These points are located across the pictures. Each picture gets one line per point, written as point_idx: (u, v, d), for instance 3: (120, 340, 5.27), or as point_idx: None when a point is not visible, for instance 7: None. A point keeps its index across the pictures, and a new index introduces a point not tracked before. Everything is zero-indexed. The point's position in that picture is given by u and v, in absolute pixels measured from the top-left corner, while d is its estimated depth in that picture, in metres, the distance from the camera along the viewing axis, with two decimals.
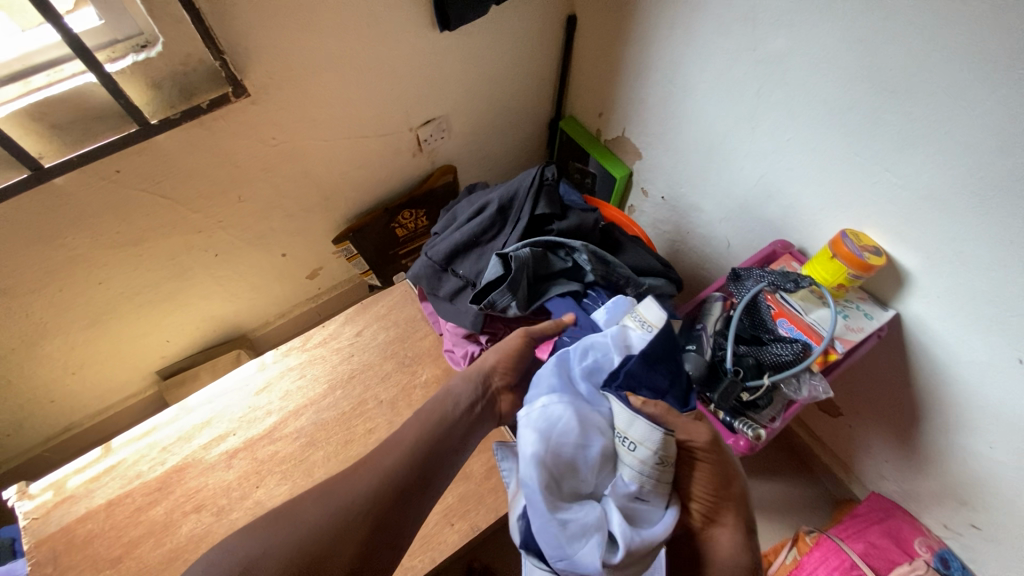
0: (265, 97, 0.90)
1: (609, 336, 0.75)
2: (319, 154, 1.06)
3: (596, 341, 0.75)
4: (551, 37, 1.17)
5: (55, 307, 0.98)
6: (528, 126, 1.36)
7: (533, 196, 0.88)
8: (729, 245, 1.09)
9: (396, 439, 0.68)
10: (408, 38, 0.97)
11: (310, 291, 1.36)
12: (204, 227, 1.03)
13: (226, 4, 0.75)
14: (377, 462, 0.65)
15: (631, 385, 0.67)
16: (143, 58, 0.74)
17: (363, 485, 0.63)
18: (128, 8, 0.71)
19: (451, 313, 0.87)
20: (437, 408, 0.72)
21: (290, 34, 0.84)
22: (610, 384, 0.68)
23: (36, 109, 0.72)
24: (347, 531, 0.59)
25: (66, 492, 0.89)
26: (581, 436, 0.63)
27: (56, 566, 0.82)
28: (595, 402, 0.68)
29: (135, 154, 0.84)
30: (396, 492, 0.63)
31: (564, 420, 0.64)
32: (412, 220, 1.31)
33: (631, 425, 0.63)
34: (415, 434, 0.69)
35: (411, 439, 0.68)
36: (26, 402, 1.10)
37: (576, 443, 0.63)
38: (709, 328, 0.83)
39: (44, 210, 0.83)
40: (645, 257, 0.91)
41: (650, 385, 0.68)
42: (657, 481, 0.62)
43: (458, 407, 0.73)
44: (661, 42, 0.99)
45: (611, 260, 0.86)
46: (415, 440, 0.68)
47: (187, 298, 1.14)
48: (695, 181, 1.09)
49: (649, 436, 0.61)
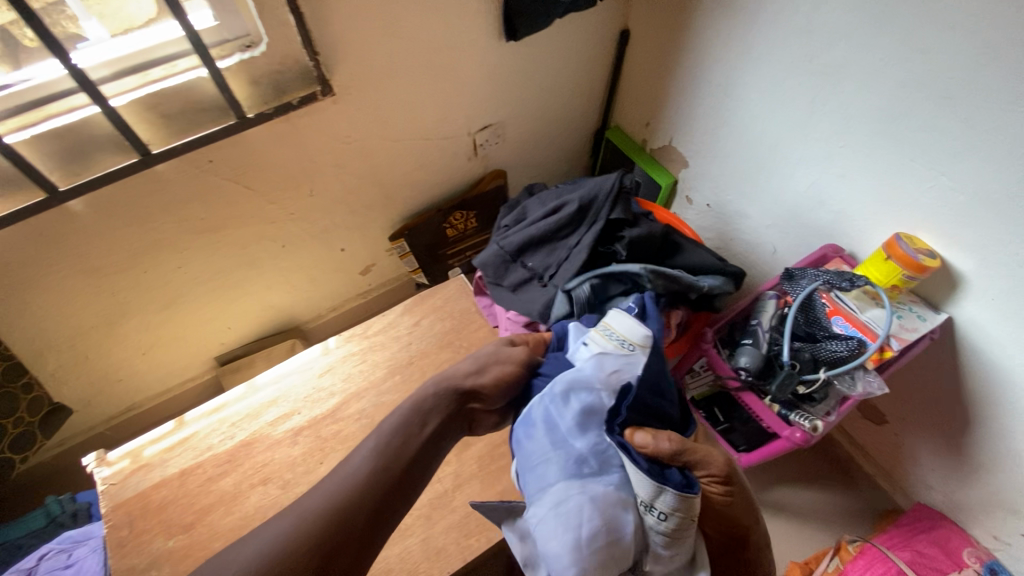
0: (345, 97, 0.97)
1: (594, 371, 0.69)
2: (386, 153, 1.12)
3: (581, 377, 0.69)
4: (604, 50, 1.23)
5: (137, 288, 1.04)
6: (575, 135, 1.41)
7: (612, 200, 0.86)
8: (775, 251, 1.12)
9: (374, 441, 0.66)
10: (476, 47, 1.04)
11: (361, 286, 1.42)
12: (276, 218, 1.09)
13: (324, 9, 0.83)
14: (357, 458, 0.65)
15: (636, 420, 0.64)
16: (247, 56, 0.82)
17: (340, 480, 0.62)
18: (239, 10, 0.79)
19: (515, 305, 0.87)
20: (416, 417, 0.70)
21: (375, 39, 0.91)
22: (614, 431, 0.62)
23: (151, 99, 0.80)
24: (321, 527, 0.57)
25: (142, 460, 0.94)
26: (610, 529, 0.56)
27: (132, 530, 0.87)
28: (603, 473, 0.60)
29: (228, 145, 0.91)
30: (371, 493, 0.61)
31: (586, 519, 0.56)
32: (463, 221, 1.36)
33: (656, 497, 0.57)
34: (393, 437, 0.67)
35: (390, 442, 0.66)
36: (99, 379, 1.16)
37: (609, 529, 0.57)
38: (765, 323, 0.85)
39: (143, 194, 0.90)
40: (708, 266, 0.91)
41: (657, 414, 0.65)
42: (689, 541, 0.58)
43: (421, 423, 0.69)
44: (716, 55, 1.04)
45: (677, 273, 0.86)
46: (393, 443, 0.66)
47: (252, 286, 1.20)
48: (743, 189, 1.13)
49: (677, 504, 0.56)
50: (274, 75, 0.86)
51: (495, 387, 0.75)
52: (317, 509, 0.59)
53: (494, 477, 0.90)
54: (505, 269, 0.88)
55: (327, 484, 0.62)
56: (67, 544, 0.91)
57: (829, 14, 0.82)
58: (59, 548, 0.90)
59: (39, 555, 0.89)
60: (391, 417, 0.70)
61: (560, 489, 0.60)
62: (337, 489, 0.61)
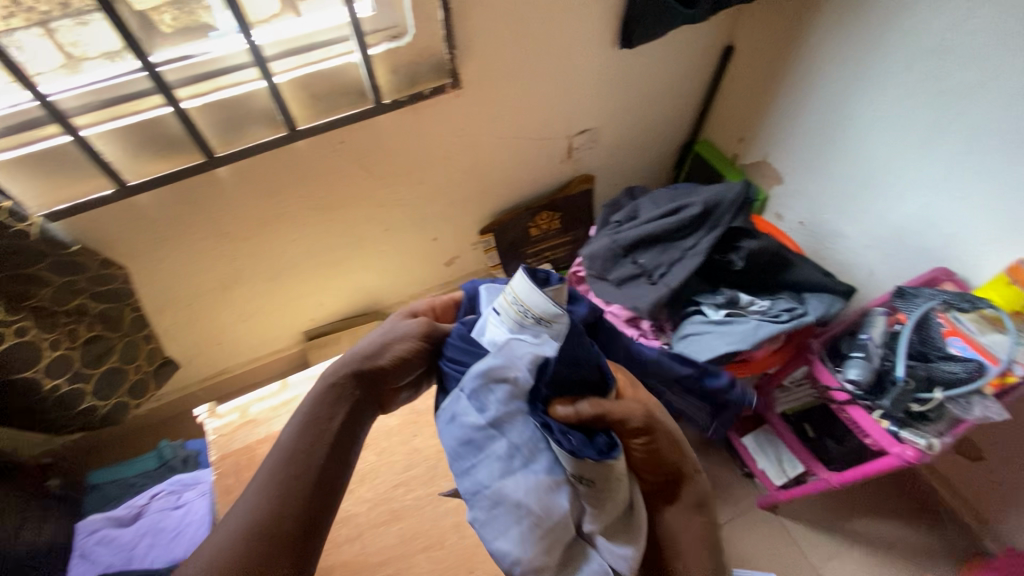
0: (468, 91, 1.02)
1: (495, 353, 0.56)
2: (490, 149, 1.17)
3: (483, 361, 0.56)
4: (706, 64, 1.26)
5: (254, 256, 1.11)
6: (664, 147, 1.44)
7: (737, 209, 0.86)
8: (872, 273, 1.11)
9: (277, 453, 0.56)
10: (591, 52, 1.08)
11: (443, 277, 1.47)
12: (384, 202, 1.16)
13: (467, 8, 0.89)
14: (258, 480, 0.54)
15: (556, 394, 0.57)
16: (393, 46, 0.89)
17: (250, 504, 0.52)
18: (393, 3, 0.85)
19: (618, 296, 0.90)
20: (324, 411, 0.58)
21: (504, 39, 0.97)
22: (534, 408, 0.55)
23: (305, 79, 0.86)
24: (238, 561, 0.49)
25: (249, 416, 0.99)
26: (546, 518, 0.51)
27: (238, 479, 0.91)
28: (531, 462, 0.52)
29: (359, 128, 0.97)
30: (290, 505, 0.52)
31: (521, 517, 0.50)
32: (548, 221, 1.40)
33: (581, 467, 0.52)
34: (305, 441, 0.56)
35: (298, 447, 0.56)
36: (203, 340, 1.23)
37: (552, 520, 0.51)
38: (875, 339, 0.84)
39: (279, 168, 0.97)
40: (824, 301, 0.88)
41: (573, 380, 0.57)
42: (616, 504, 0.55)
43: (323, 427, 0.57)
44: (831, 73, 1.05)
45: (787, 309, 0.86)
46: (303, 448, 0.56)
47: (350, 266, 1.27)
48: (843, 208, 1.13)
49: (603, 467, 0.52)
50: (412, 66, 0.93)
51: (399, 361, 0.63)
52: (232, 531, 0.51)
53: None
54: (614, 261, 0.91)
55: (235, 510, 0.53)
56: (177, 486, 0.99)
57: (963, 37, 0.82)
58: (169, 489, 0.98)
59: (152, 494, 0.98)
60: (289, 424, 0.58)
61: (495, 489, 0.52)
62: (249, 514, 0.52)
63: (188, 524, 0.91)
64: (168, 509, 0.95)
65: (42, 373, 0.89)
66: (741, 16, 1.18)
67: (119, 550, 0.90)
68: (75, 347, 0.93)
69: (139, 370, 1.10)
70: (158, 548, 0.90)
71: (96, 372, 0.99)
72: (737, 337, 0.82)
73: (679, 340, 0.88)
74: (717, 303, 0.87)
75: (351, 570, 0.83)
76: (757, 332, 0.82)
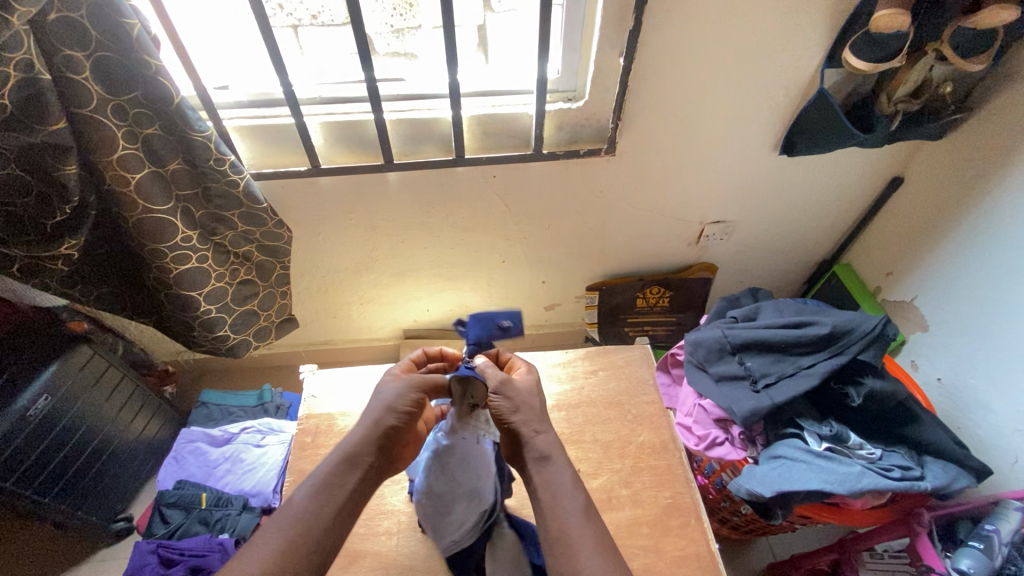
0: (618, 159, 1.08)
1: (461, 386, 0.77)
2: (621, 215, 1.22)
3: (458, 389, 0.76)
4: (866, 190, 1.22)
5: (390, 252, 1.25)
6: (800, 257, 1.40)
7: (868, 342, 0.84)
8: (1016, 464, 0.97)
9: (298, 508, 0.63)
10: (748, 149, 1.10)
11: (540, 318, 1.52)
12: (511, 238, 1.25)
13: (641, 90, 0.97)
14: (276, 533, 0.60)
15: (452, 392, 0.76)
16: (566, 106, 0.99)
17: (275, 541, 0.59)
18: (576, 74, 0.96)
19: (717, 391, 0.92)
20: (338, 474, 0.66)
21: (667, 124, 1.03)
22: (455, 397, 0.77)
23: (486, 118, 1.00)
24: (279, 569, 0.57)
25: (334, 389, 1.04)
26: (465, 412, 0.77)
27: (301, 452, 0.95)
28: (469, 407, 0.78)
29: (514, 168, 1.08)
30: (306, 558, 0.59)
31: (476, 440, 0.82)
32: (657, 297, 1.39)
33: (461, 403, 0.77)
34: (325, 500, 0.64)
35: (316, 504, 0.63)
36: (324, 311, 1.39)
37: (471, 485, 0.77)
38: (1003, 534, 0.78)
39: (437, 185, 1.10)
40: (947, 469, 0.81)
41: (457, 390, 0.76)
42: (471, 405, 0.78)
43: (347, 472, 0.67)
44: (1009, 232, 0.97)
45: (899, 464, 0.81)
46: (317, 508, 0.63)
47: (463, 284, 1.37)
48: (994, 376, 1.00)
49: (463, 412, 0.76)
50: (577, 127, 1.03)
51: (403, 428, 0.72)
52: (271, 552, 0.59)
53: (624, 553, 0.83)
54: (720, 356, 0.94)
55: (254, 552, 0.59)
56: (263, 428, 1.22)
57: None
58: (257, 428, 1.21)
59: (243, 427, 1.21)
60: (308, 483, 0.66)
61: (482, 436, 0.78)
62: (266, 561, 0.58)
63: (261, 464, 1.15)
64: (251, 445, 1.18)
65: (201, 297, 1.01)
66: (918, 153, 1.13)
67: (203, 464, 1.15)
68: (232, 283, 1.06)
69: (268, 319, 1.18)
70: (232, 475, 1.13)
71: (238, 310, 1.09)
72: (835, 478, 0.78)
73: (769, 457, 0.86)
74: (821, 433, 0.86)
75: (379, 563, 0.83)
76: (859, 479, 0.77)
